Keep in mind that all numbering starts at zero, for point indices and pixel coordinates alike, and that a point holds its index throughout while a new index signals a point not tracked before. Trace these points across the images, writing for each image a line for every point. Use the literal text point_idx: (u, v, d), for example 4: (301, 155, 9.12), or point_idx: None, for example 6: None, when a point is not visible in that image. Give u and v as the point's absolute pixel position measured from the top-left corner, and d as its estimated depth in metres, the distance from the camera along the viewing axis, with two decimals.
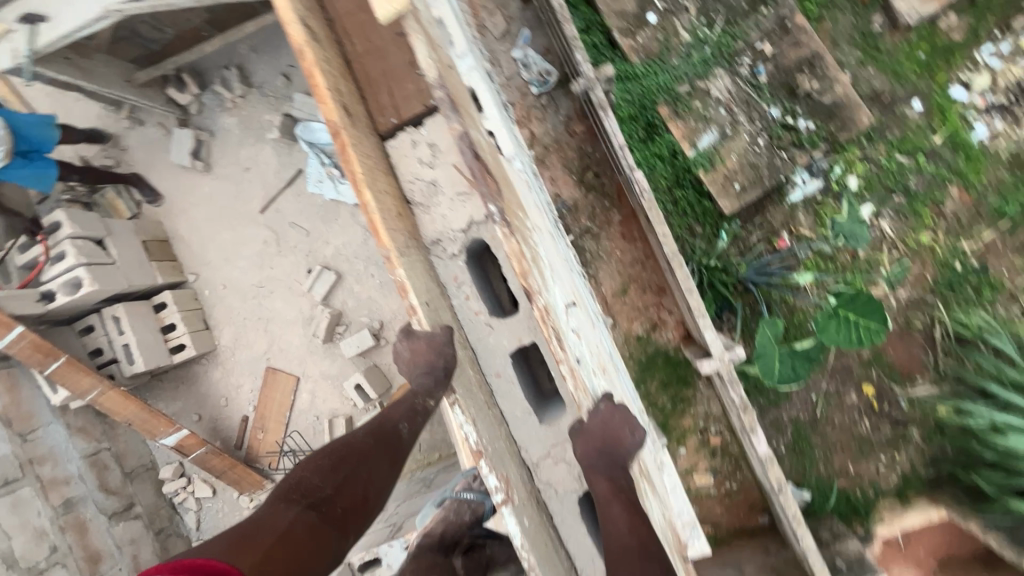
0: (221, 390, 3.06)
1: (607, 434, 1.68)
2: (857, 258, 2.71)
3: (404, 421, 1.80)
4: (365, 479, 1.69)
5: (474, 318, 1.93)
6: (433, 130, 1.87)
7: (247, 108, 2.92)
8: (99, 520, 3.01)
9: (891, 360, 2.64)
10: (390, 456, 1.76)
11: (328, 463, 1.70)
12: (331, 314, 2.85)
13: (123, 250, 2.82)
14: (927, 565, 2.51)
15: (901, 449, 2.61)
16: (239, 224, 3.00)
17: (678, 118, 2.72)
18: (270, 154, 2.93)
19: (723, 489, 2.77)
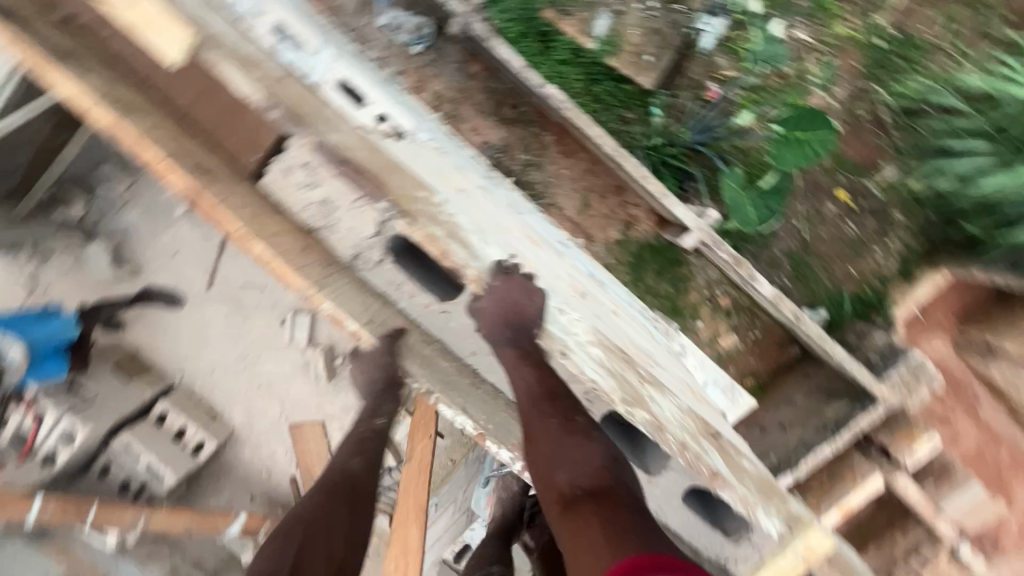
0: (259, 462, 3.01)
1: (506, 305, 1.69)
2: (786, 76, 2.68)
3: (354, 457, 1.99)
4: (325, 530, 1.69)
5: (430, 311, 1.93)
6: (297, 150, 1.66)
7: (143, 196, 2.82)
8: None
9: (852, 158, 2.68)
10: (347, 502, 1.81)
11: (277, 540, 1.66)
12: (323, 349, 2.90)
13: (98, 383, 2.72)
14: (950, 326, 2.56)
15: (890, 235, 2.68)
16: (193, 309, 2.89)
17: (567, 16, 2.64)
18: (190, 229, 2.82)
19: (750, 340, 2.83)
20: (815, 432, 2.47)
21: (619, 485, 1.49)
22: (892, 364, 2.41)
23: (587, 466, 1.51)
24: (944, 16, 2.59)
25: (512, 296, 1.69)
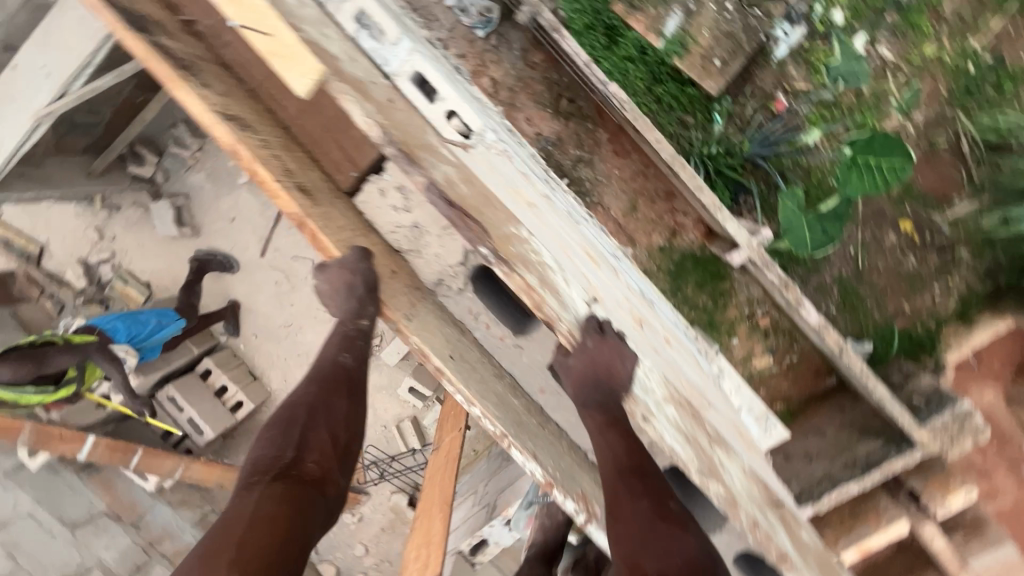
0: None
1: (596, 374, 1.57)
2: (862, 96, 2.55)
3: (341, 351, 1.70)
4: (325, 415, 1.55)
5: (503, 344, 1.91)
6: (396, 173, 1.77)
7: (209, 161, 3.12)
8: None
9: (922, 189, 2.55)
10: (345, 394, 1.63)
11: (279, 427, 1.52)
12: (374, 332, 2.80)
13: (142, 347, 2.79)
14: (1004, 376, 2.44)
15: (953, 273, 2.54)
16: (249, 274, 3.21)
17: (636, 10, 2.55)
18: (249, 198, 3.12)
19: (784, 363, 2.77)
20: (842, 468, 2.38)
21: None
22: (936, 410, 2.31)
23: (677, 557, 1.34)
24: None
25: (601, 368, 1.56)
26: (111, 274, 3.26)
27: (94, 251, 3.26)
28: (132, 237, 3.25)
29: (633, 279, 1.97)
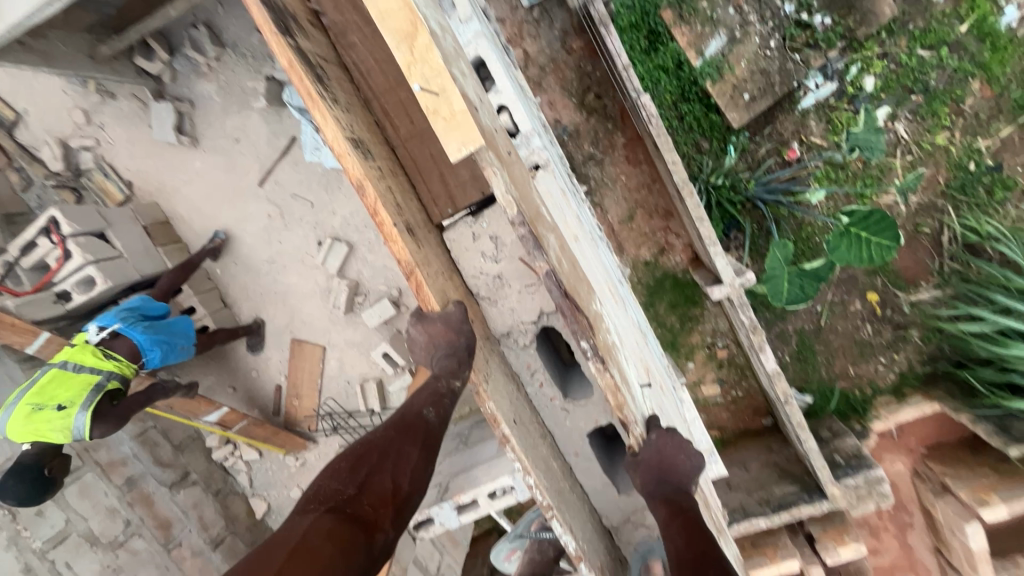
0: (250, 363, 3.15)
1: (662, 468, 1.53)
2: (869, 166, 2.64)
3: (428, 404, 1.49)
4: (392, 465, 1.36)
5: (551, 405, 1.88)
6: (494, 222, 1.68)
7: (225, 73, 2.68)
8: (161, 492, 3.01)
9: (897, 268, 2.67)
10: (421, 448, 1.42)
11: (349, 465, 1.35)
12: (349, 285, 2.86)
13: (127, 240, 2.72)
14: (916, 452, 2.73)
15: (900, 350, 2.71)
16: (238, 199, 2.89)
17: (683, 23, 2.51)
18: (258, 122, 2.75)
19: (730, 396, 2.93)
20: (756, 503, 2.60)
21: None
22: (853, 471, 2.47)
23: None
24: None
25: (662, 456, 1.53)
26: (92, 163, 2.86)
27: (77, 134, 2.83)
28: (122, 131, 2.84)
29: (631, 308, 2.01)
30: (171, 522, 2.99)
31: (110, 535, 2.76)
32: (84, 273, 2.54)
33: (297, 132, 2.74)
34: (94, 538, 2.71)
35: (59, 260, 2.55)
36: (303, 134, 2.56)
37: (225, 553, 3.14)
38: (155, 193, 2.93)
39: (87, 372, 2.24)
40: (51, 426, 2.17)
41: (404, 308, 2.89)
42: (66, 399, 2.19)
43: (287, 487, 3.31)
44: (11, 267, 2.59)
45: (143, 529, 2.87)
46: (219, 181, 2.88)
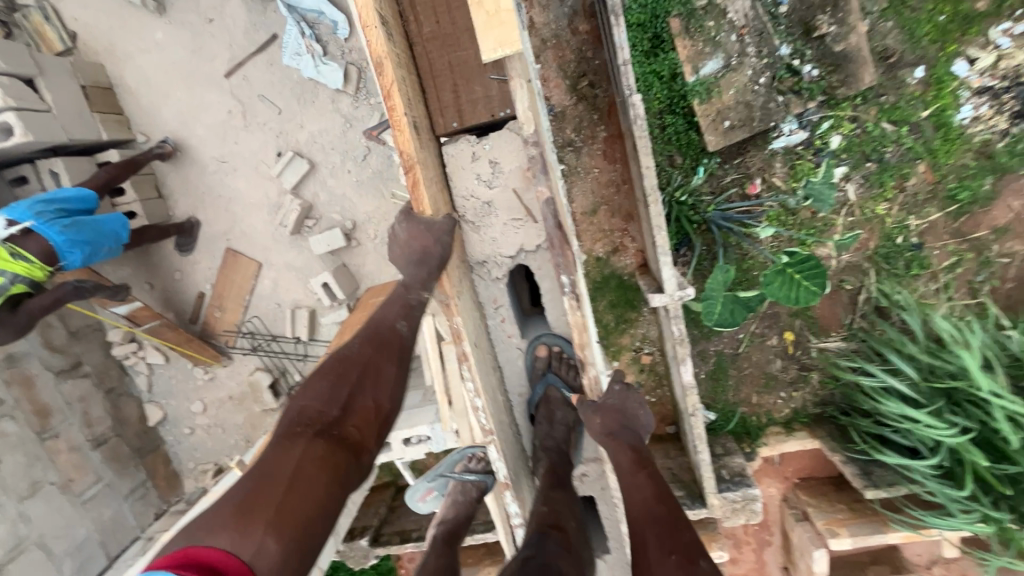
0: (176, 263, 3.11)
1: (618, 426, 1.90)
2: (815, 218, 2.83)
3: (399, 319, 1.77)
4: (372, 381, 1.63)
5: (502, 330, 2.30)
6: (496, 147, 2.00)
7: None
8: (46, 376, 2.94)
9: (815, 314, 2.90)
10: (394, 359, 1.70)
11: (330, 387, 1.57)
12: (301, 206, 2.84)
13: (58, 95, 2.58)
14: (791, 481, 3.01)
15: (799, 389, 2.97)
16: (199, 85, 2.85)
17: (687, 36, 2.58)
18: (238, 9, 2.73)
19: (644, 400, 3.09)
20: None
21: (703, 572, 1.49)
22: (734, 486, 2.70)
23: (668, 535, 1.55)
24: (956, 253, 2.82)
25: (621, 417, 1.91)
26: (32, 2, 2.74)
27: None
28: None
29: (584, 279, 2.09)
30: (49, 412, 2.91)
31: None
32: (2, 118, 2.37)
33: (281, 31, 2.71)
34: None
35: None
36: (286, 36, 2.65)
37: (104, 455, 3.10)
38: (103, 55, 2.86)
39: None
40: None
41: (356, 243, 2.93)
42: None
43: (189, 401, 3.36)
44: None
45: (17, 412, 2.74)
46: (179, 61, 2.84)
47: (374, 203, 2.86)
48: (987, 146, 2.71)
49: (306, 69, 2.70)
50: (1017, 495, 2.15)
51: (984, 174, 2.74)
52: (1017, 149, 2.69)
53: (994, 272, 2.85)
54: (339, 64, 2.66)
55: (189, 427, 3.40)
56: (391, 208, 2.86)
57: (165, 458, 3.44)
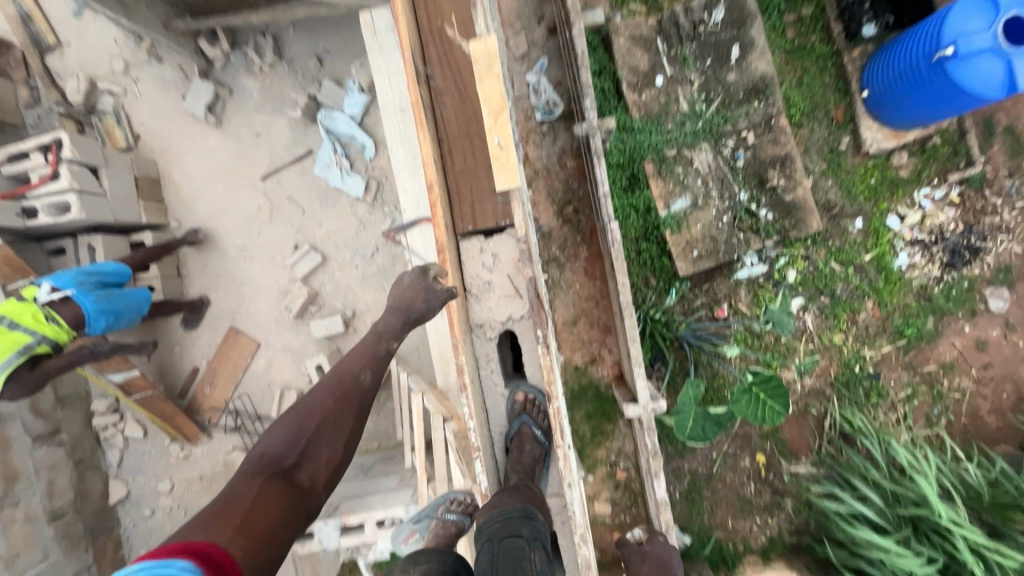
0: (177, 337, 3.22)
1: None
2: (779, 342, 3.04)
3: (365, 369, 1.82)
4: (329, 433, 1.67)
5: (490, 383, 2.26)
6: (500, 244, 2.18)
7: (272, 78, 3.04)
8: (22, 442, 2.90)
9: (785, 436, 2.97)
10: (355, 411, 1.75)
11: (292, 431, 1.65)
12: (308, 293, 3.04)
13: (115, 183, 2.84)
14: None
15: (774, 515, 2.94)
16: (235, 184, 3.12)
17: (660, 177, 3.00)
18: (284, 127, 3.07)
19: (617, 519, 3.02)
20: None
21: None
22: None
23: None
24: (910, 385, 3.04)
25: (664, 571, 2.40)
26: (111, 108, 3.11)
27: (108, 78, 3.11)
28: (152, 90, 3.12)
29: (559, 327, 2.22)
30: (18, 476, 2.86)
31: None
32: (63, 198, 2.62)
33: (316, 147, 3.05)
34: None
35: (43, 176, 2.61)
36: (320, 151, 2.99)
37: (57, 530, 3.00)
38: (158, 153, 3.16)
39: (19, 330, 2.24)
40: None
41: (352, 329, 3.09)
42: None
43: (157, 478, 3.27)
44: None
45: None
46: (225, 164, 3.13)
47: (374, 295, 3.07)
48: (925, 290, 3.05)
49: (333, 178, 3.03)
50: None
51: (925, 314, 3.05)
52: (950, 294, 3.04)
53: (948, 405, 3.06)
54: (362, 176, 2.99)
55: (151, 508, 3.28)
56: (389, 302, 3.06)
57: (116, 542, 3.29)
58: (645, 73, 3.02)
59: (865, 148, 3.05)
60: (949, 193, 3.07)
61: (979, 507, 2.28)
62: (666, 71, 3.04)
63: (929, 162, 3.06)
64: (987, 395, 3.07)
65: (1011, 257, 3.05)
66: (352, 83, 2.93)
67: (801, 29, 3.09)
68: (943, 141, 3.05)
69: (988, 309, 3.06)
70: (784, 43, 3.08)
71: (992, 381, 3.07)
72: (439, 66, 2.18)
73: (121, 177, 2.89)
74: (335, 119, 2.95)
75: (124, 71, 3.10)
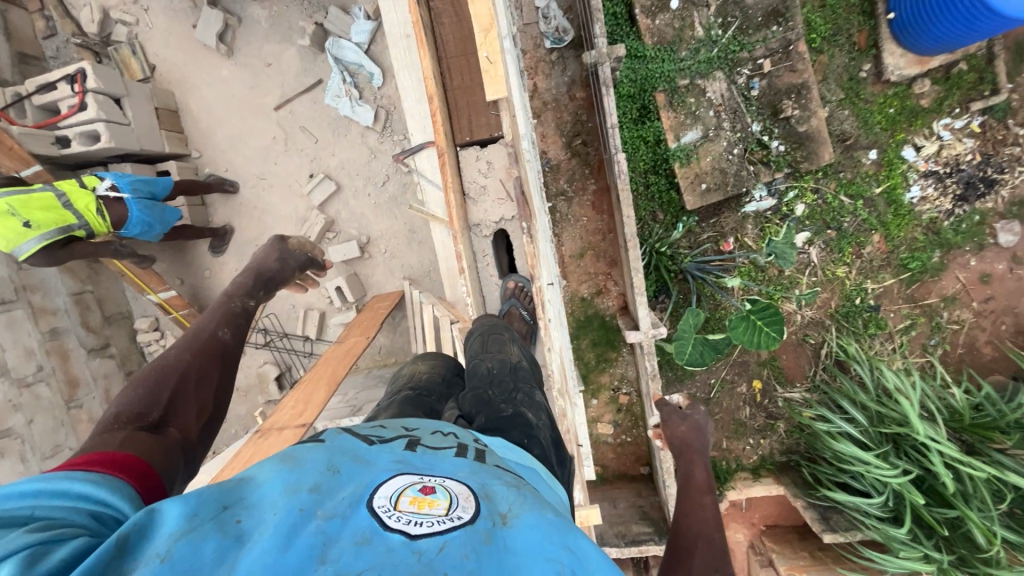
0: (206, 262, 3.36)
1: (688, 443, 1.75)
2: (782, 275, 3.11)
3: (222, 325, 1.56)
4: (196, 386, 1.39)
5: (488, 277, 2.43)
6: (491, 152, 2.31)
7: (280, 6, 2.99)
8: (80, 352, 3.20)
9: (782, 364, 3.12)
10: (223, 364, 1.49)
11: (146, 388, 1.32)
12: (325, 219, 3.13)
13: (138, 113, 2.89)
14: (756, 527, 3.14)
15: (766, 436, 3.13)
16: (250, 115, 3.15)
17: (671, 109, 2.95)
18: (294, 57, 3.05)
19: (619, 439, 3.24)
20: (613, 534, 2.91)
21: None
22: None
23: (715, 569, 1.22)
24: (909, 317, 3.11)
25: (702, 437, 1.77)
26: (125, 39, 3.10)
27: (120, 8, 3.08)
28: (162, 20, 3.09)
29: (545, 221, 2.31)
30: (78, 383, 3.14)
31: (20, 372, 2.88)
32: (92, 127, 2.72)
33: (325, 77, 3.04)
34: (5, 369, 2.83)
35: (72, 107, 2.71)
36: (330, 80, 2.97)
37: None
38: (174, 85, 3.16)
39: (68, 211, 2.38)
40: (4, 233, 2.25)
41: (369, 255, 3.21)
42: (34, 220, 2.29)
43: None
44: (21, 99, 2.74)
45: (52, 378, 3.03)
46: (238, 95, 3.14)
47: (388, 223, 3.16)
48: (934, 223, 3.05)
49: (343, 108, 3.03)
50: (954, 536, 2.30)
51: (932, 248, 3.07)
52: (959, 228, 3.03)
53: (945, 336, 3.14)
54: (371, 105, 2.98)
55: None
56: (402, 229, 3.15)
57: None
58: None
59: (887, 75, 2.94)
60: (970, 123, 2.98)
61: (960, 427, 2.42)
62: None
63: (953, 90, 2.96)
64: (986, 327, 3.14)
65: None
66: (358, 10, 2.88)
67: None
68: (969, 68, 2.93)
69: (997, 243, 3.06)
70: None
71: (992, 313, 3.12)
72: None
73: (142, 107, 2.93)
74: (343, 47, 2.92)
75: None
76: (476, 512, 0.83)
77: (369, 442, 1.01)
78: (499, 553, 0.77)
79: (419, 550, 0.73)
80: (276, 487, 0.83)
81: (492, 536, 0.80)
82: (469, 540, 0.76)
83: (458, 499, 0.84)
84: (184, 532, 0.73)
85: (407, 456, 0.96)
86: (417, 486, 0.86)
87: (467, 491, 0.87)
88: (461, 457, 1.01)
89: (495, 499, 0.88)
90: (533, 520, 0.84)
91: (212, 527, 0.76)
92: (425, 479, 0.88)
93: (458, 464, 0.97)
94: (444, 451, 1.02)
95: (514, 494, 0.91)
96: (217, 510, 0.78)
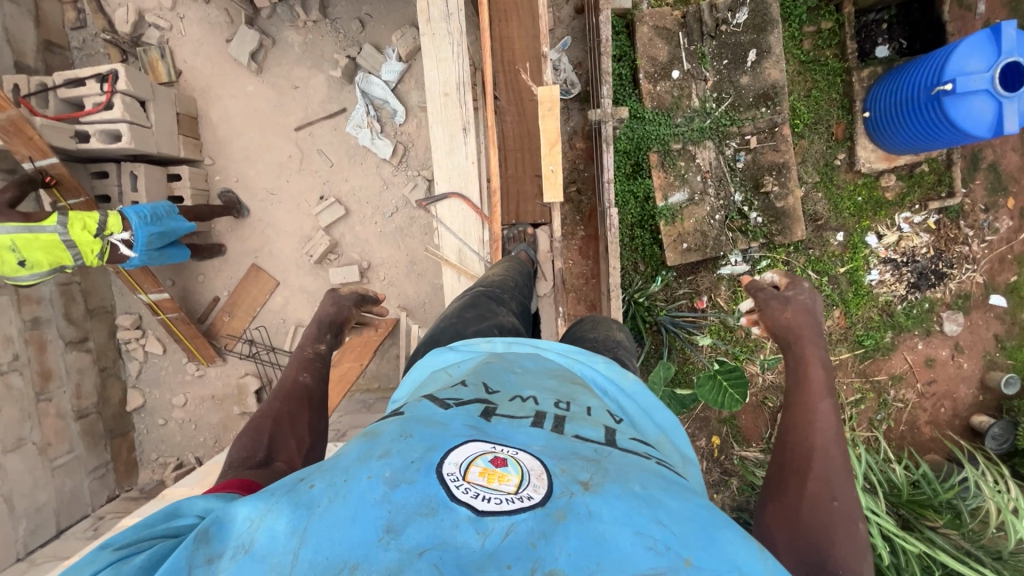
0: (200, 268, 3.32)
1: (799, 341, 1.55)
2: (748, 338, 3.26)
3: (302, 371, 1.72)
4: (290, 427, 1.54)
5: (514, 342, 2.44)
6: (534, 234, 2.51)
7: (315, 35, 3.07)
8: (57, 343, 3.08)
9: (740, 423, 3.26)
10: (309, 406, 1.63)
11: (248, 434, 1.48)
12: (329, 242, 3.16)
13: (160, 117, 2.88)
14: None
15: (719, 492, 3.22)
16: (269, 132, 3.17)
17: (662, 168, 3.14)
18: (322, 84, 3.11)
19: None
20: None
21: (808, 527, 1.17)
22: None
23: (832, 512, 1.19)
24: (860, 390, 3.32)
25: (813, 320, 1.59)
26: (156, 42, 3.11)
27: (155, 13, 3.10)
28: (196, 30, 3.11)
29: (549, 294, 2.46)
30: (51, 375, 3.04)
31: None
32: (115, 127, 2.70)
33: (349, 107, 3.10)
34: None
35: (97, 104, 2.67)
36: (354, 111, 3.05)
37: (82, 428, 3.20)
38: (197, 92, 3.17)
39: (67, 253, 2.43)
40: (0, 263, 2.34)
41: (367, 281, 3.24)
42: (31, 259, 2.37)
43: (172, 393, 3.43)
44: (46, 90, 2.71)
45: (25, 368, 2.91)
46: (261, 111, 3.16)
47: (390, 252, 3.20)
48: (889, 306, 3.29)
49: (363, 138, 3.10)
50: None
51: (885, 328, 3.30)
52: (911, 312, 3.29)
53: (891, 412, 3.35)
54: (390, 140, 3.07)
55: (163, 419, 3.46)
56: (403, 259, 3.20)
57: (130, 445, 3.48)
58: (663, 64, 3.12)
59: (858, 166, 3.21)
60: (927, 220, 3.27)
61: (897, 501, 2.57)
62: (682, 66, 3.14)
63: (915, 187, 3.24)
64: (927, 408, 3.37)
65: (971, 287, 3.32)
66: (391, 50, 3.00)
67: (817, 42, 3.20)
68: (930, 170, 3.23)
69: (942, 330, 3.33)
70: (799, 53, 3.20)
71: (934, 396, 3.37)
72: (505, 90, 2.40)
73: (164, 112, 2.91)
74: (371, 82, 3.02)
75: (172, 6, 3.09)
76: (549, 491, 0.78)
77: (445, 407, 1.01)
78: (577, 528, 0.73)
79: (485, 532, 0.72)
80: (348, 460, 0.85)
81: (568, 512, 0.75)
82: (538, 523, 0.73)
83: (529, 477, 0.80)
84: (262, 516, 0.78)
85: (481, 424, 0.94)
86: (488, 457, 0.83)
87: (540, 467, 0.82)
88: (537, 427, 0.97)
89: (571, 469, 0.84)
90: (617, 491, 0.81)
91: (287, 501, 0.80)
92: (497, 449, 0.85)
93: (533, 435, 0.93)
94: (520, 420, 0.99)
95: (595, 466, 0.87)
96: (291, 488, 0.83)
